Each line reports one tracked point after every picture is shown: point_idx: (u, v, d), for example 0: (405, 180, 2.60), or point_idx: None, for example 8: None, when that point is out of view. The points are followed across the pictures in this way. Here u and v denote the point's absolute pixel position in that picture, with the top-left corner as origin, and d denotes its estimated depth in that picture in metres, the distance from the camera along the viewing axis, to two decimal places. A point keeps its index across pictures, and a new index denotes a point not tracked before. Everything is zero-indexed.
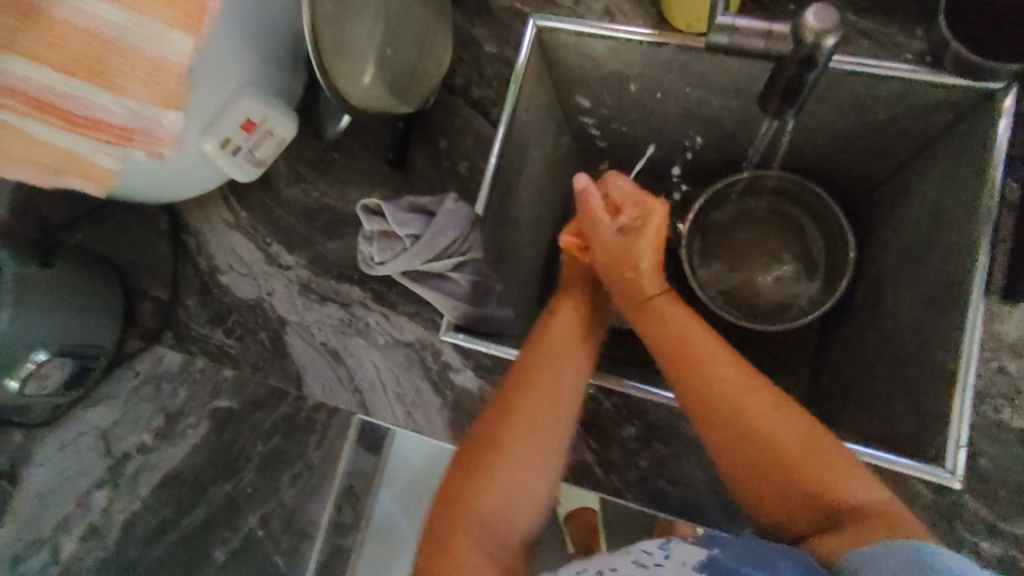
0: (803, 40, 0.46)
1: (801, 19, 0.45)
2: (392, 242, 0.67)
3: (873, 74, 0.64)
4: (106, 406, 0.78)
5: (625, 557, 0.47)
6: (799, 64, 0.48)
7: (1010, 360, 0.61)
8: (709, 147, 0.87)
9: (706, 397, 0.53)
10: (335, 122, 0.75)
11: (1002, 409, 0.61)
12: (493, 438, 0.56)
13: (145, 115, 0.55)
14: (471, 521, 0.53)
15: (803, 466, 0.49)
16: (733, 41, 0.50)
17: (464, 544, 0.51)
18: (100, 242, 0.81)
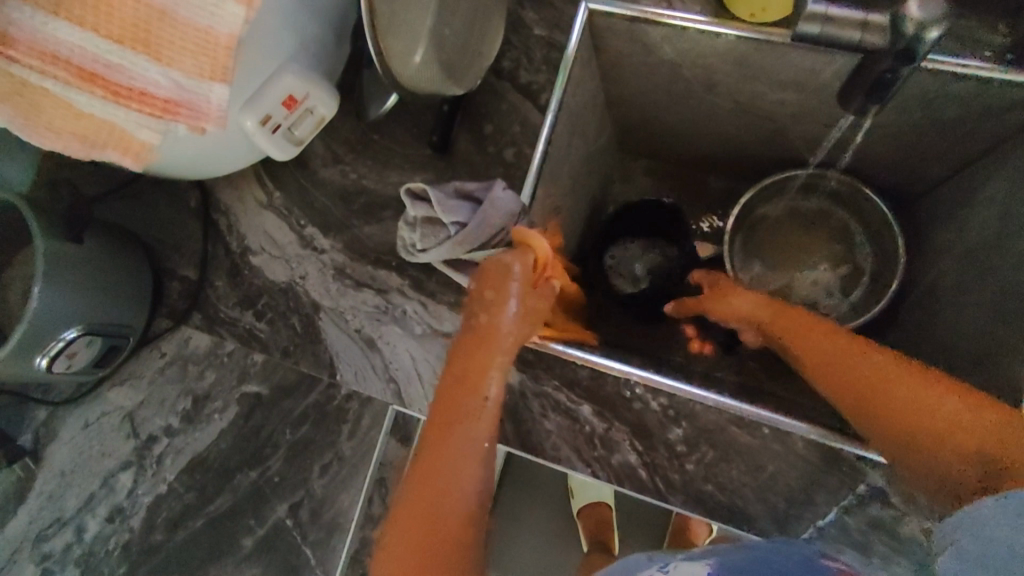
0: (902, 31, 0.43)
1: (903, 8, 0.42)
2: (436, 229, 0.65)
3: (950, 71, 0.62)
4: (131, 386, 0.76)
5: None
6: (895, 57, 0.46)
7: None
8: (758, 141, 0.84)
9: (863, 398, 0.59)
10: (379, 103, 0.72)
11: None
12: (447, 421, 0.59)
13: (192, 89, 0.52)
14: (429, 493, 0.57)
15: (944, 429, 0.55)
16: (826, 31, 0.46)
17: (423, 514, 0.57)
18: (129, 218, 0.79)
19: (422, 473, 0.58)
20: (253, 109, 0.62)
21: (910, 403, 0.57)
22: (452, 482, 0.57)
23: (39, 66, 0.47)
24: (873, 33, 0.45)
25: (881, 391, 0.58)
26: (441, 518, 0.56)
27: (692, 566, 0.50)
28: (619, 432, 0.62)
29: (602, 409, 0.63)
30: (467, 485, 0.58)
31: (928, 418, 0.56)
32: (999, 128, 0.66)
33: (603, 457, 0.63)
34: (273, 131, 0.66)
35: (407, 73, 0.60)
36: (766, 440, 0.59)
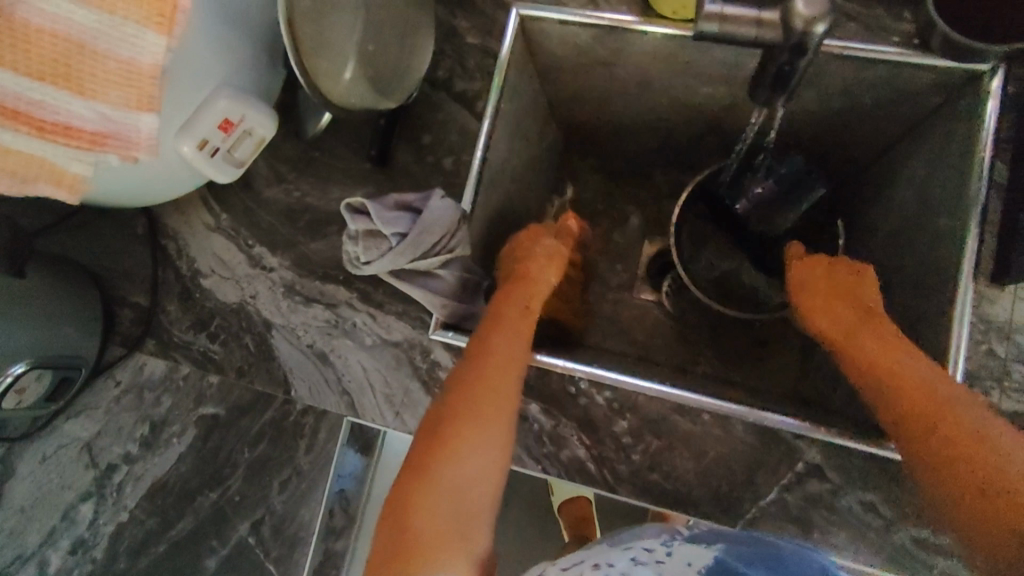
0: (791, 28, 0.45)
1: (790, 5, 0.44)
2: (377, 241, 0.66)
3: (863, 57, 0.64)
4: (88, 416, 0.76)
5: (628, 553, 0.51)
6: (790, 52, 0.47)
7: (999, 342, 0.60)
8: (696, 134, 0.86)
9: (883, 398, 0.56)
10: (315, 120, 0.72)
11: (991, 391, 0.59)
12: (469, 401, 0.55)
13: (119, 119, 0.53)
14: (435, 488, 0.52)
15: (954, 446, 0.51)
16: (723, 29, 0.48)
17: (426, 514, 0.51)
18: (76, 248, 0.79)
19: (429, 456, 0.53)
20: (189, 134, 0.63)
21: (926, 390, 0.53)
22: (459, 460, 0.53)
23: None
24: (768, 29, 0.48)
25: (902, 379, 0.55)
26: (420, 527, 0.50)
27: (696, 548, 0.51)
28: (566, 428, 0.64)
29: (550, 406, 0.64)
30: (464, 474, 0.53)
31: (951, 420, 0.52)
32: (916, 110, 0.69)
33: (553, 453, 0.64)
34: (211, 154, 0.66)
35: (343, 89, 0.61)
36: (706, 426, 0.61)
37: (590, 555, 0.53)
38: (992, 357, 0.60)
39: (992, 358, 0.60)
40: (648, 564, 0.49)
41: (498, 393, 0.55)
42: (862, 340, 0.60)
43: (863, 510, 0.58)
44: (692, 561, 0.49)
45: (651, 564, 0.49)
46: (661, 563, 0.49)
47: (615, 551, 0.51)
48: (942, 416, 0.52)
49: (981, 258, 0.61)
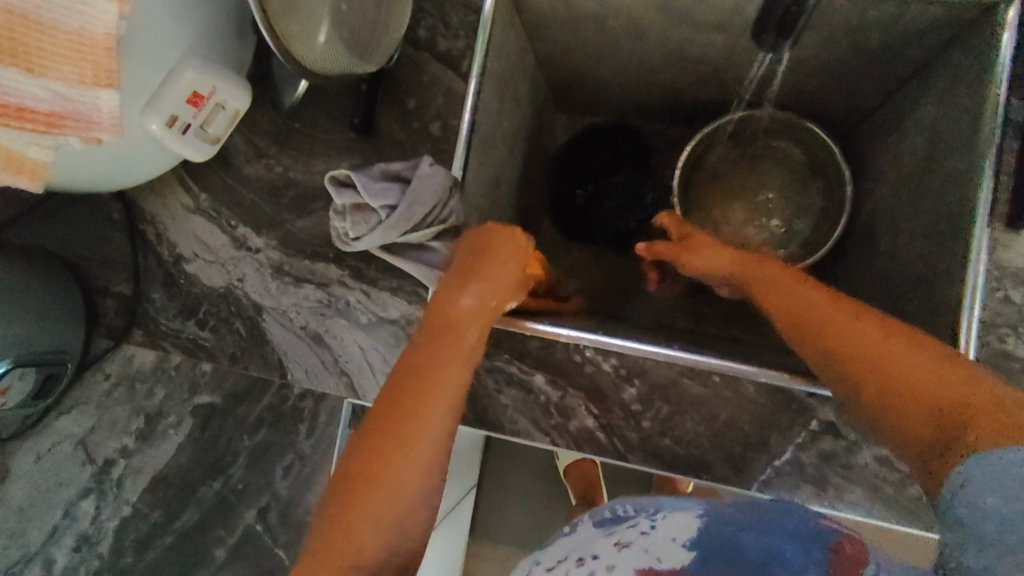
0: None
1: None
2: (366, 215, 0.62)
3: None
4: (80, 412, 0.74)
5: (609, 539, 0.47)
6: None
7: (1014, 288, 0.58)
8: (693, 85, 0.82)
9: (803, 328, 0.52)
10: (291, 90, 0.68)
11: (1007, 338, 0.58)
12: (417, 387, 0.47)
13: (77, 98, 0.49)
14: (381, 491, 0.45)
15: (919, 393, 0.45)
16: None
17: (364, 524, 0.44)
18: (49, 239, 0.75)
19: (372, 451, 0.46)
20: (156, 111, 0.59)
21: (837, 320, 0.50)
22: (412, 459, 0.46)
23: None
24: None
25: (796, 321, 0.53)
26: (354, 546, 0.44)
27: (683, 518, 0.47)
28: (573, 398, 0.62)
29: (556, 377, 0.62)
30: (413, 474, 0.46)
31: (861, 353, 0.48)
32: (924, 49, 0.65)
33: (561, 424, 0.62)
34: (183, 131, 0.62)
35: (317, 64, 0.58)
36: (717, 388, 0.60)
37: (583, 537, 0.49)
38: (1008, 304, 0.58)
39: (1007, 304, 0.58)
40: (634, 545, 0.45)
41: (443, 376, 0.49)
42: (803, 298, 0.54)
43: (880, 466, 0.57)
44: (676, 536, 0.45)
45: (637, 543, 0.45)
46: (645, 541, 0.45)
47: (601, 537, 0.47)
48: (885, 349, 0.47)
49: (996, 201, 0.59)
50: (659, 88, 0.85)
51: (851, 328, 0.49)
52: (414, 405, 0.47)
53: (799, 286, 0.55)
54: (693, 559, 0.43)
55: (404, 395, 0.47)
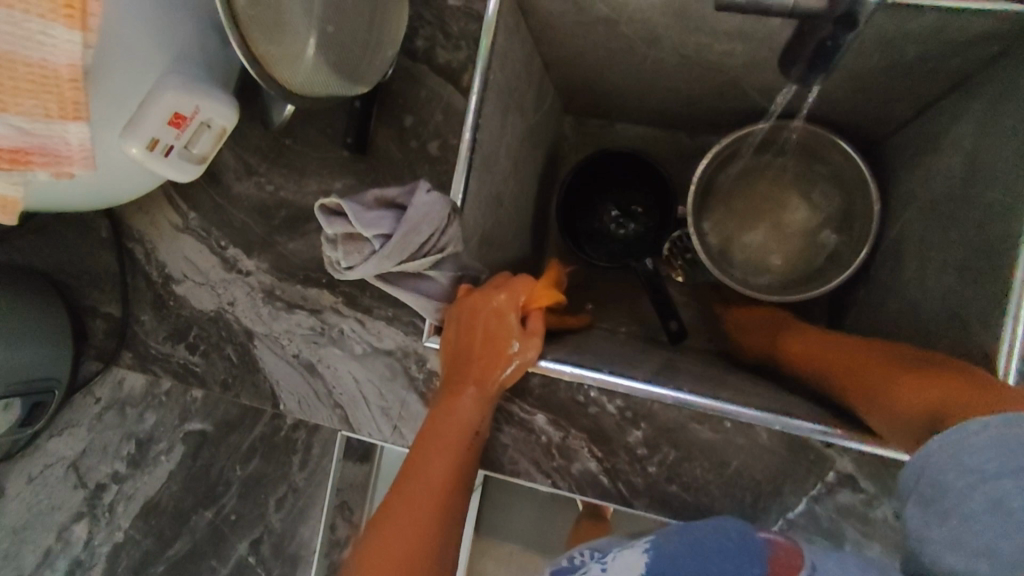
0: None
1: None
2: (358, 244, 0.58)
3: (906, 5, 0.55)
4: (71, 435, 0.72)
5: None
6: (835, 23, 0.40)
7: None
8: (710, 93, 0.77)
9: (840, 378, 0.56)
10: (279, 109, 0.63)
11: None
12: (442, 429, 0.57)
13: (43, 133, 0.45)
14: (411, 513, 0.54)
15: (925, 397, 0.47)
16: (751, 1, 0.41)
17: (393, 536, 0.53)
18: (35, 257, 0.73)
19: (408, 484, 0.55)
20: (135, 136, 0.55)
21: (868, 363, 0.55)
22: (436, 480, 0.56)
23: None
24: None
25: (842, 371, 0.56)
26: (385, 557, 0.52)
27: (629, 555, 0.47)
28: (576, 440, 0.59)
29: (558, 417, 0.59)
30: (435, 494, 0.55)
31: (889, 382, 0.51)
32: (967, 64, 0.59)
33: (562, 467, 0.59)
34: (166, 154, 0.59)
35: (300, 87, 0.53)
36: (729, 435, 0.56)
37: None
38: None
39: None
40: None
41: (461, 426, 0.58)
42: (827, 349, 0.60)
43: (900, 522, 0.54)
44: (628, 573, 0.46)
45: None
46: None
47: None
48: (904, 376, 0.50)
49: None
50: (673, 94, 0.79)
51: (889, 372, 0.51)
52: (441, 448, 0.57)
53: (834, 344, 0.61)
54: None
55: (433, 440, 0.57)
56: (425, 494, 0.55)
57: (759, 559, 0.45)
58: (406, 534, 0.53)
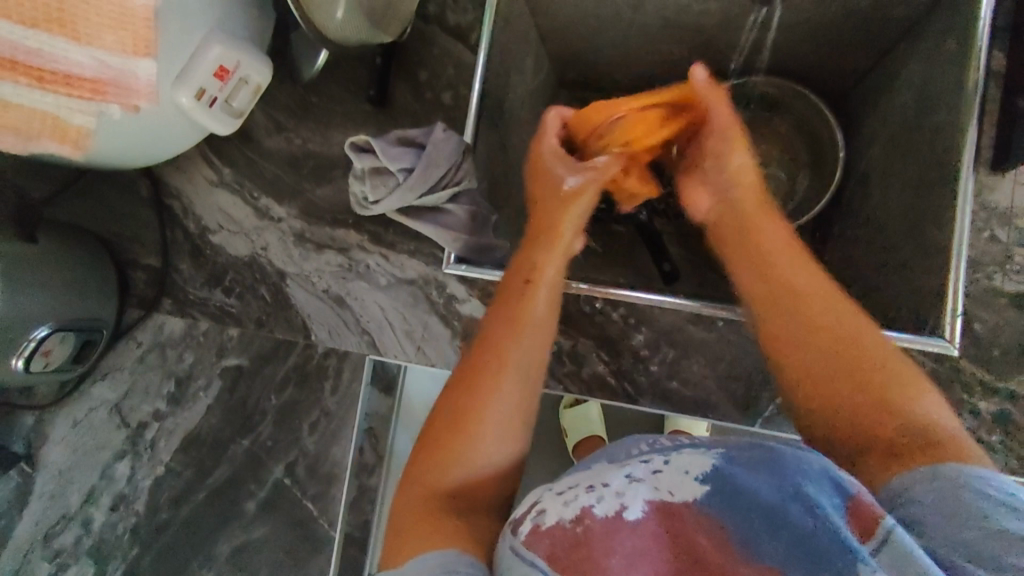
0: None
1: None
2: (384, 179, 0.66)
3: None
4: (113, 378, 0.78)
5: (617, 472, 0.47)
6: None
7: (1001, 229, 0.62)
8: (690, 55, 0.86)
9: (797, 299, 0.57)
10: (312, 63, 0.72)
11: (994, 276, 0.61)
12: (483, 362, 0.57)
13: (117, 66, 0.52)
14: (458, 431, 0.55)
15: (865, 390, 0.52)
16: None
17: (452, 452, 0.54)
18: (80, 216, 0.79)
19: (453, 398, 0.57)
20: (186, 84, 0.62)
21: (810, 292, 0.58)
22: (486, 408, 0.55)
23: None
24: None
25: (786, 292, 0.58)
26: (441, 466, 0.54)
27: (697, 455, 0.47)
28: (585, 346, 0.66)
29: (567, 327, 0.66)
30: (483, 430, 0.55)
31: (852, 357, 0.54)
32: (913, 8, 0.69)
33: (574, 372, 0.66)
34: (209, 105, 0.66)
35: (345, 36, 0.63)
36: (721, 332, 0.63)
37: (585, 467, 0.50)
38: (995, 243, 0.61)
39: (994, 244, 0.61)
40: (645, 480, 0.46)
41: (511, 349, 0.58)
42: (784, 262, 0.61)
43: None
44: (689, 469, 0.46)
45: (646, 481, 0.45)
46: (658, 476, 0.46)
47: (612, 469, 0.47)
48: (869, 355, 0.54)
49: (981, 147, 0.62)
50: (656, 59, 0.88)
51: (837, 331, 0.55)
52: (488, 370, 0.57)
53: (798, 261, 0.61)
54: (705, 490, 0.45)
55: (481, 356, 0.58)
56: (501, 374, 0.57)
57: (838, 487, 0.44)
58: (456, 452, 0.54)
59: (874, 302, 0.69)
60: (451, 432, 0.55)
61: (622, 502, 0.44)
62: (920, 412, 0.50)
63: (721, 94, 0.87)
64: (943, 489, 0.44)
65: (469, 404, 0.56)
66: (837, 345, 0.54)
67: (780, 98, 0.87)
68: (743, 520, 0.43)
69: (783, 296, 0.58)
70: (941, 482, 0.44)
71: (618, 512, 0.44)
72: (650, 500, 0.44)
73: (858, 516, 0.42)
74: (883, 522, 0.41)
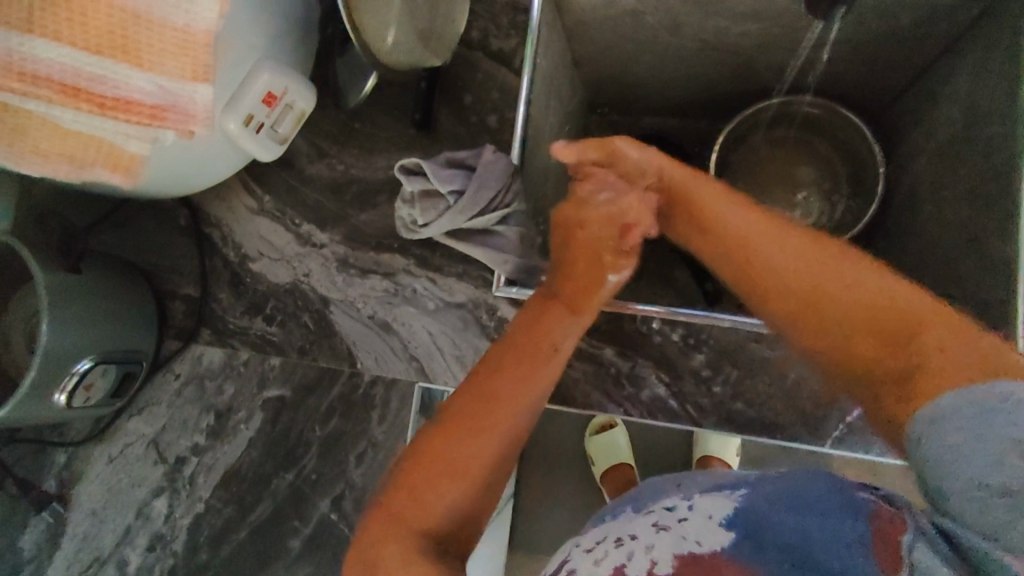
0: None
1: None
2: (434, 201, 0.65)
3: None
4: (150, 413, 0.76)
5: (645, 525, 0.43)
6: None
7: None
8: (727, 77, 0.87)
9: (776, 279, 0.51)
10: (357, 90, 0.70)
11: None
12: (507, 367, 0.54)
13: (178, 92, 0.52)
14: (463, 430, 0.51)
15: (867, 338, 0.47)
16: None
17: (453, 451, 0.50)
18: (118, 246, 0.78)
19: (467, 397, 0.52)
20: (235, 110, 0.61)
21: (800, 274, 0.50)
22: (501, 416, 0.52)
23: (19, 88, 0.46)
24: None
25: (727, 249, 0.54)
26: (439, 458, 0.50)
27: (719, 499, 0.43)
28: (644, 367, 0.64)
29: (625, 349, 0.64)
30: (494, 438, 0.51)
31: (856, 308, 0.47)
32: (955, 25, 0.69)
33: (633, 394, 0.64)
34: (257, 131, 0.65)
35: (403, 65, 0.63)
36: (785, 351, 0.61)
37: (613, 527, 0.46)
38: None
39: None
40: (670, 529, 0.42)
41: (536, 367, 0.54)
42: (732, 222, 0.54)
43: None
44: (711, 513, 0.41)
45: (670, 530, 0.41)
46: (683, 524, 0.42)
47: (635, 521, 0.45)
48: (856, 300, 0.47)
49: None
50: (693, 82, 0.89)
51: (846, 273, 0.49)
52: (510, 376, 0.53)
53: (725, 198, 0.55)
54: (731, 536, 0.39)
55: (507, 358, 0.55)
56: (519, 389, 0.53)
57: (860, 514, 0.37)
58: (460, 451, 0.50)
59: None
60: (454, 433, 0.51)
61: (651, 558, 0.40)
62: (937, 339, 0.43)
63: (763, 112, 0.86)
64: (960, 436, 0.37)
65: (463, 405, 0.52)
66: (784, 284, 0.51)
67: (827, 118, 0.85)
68: (767, 561, 0.37)
69: (736, 260, 0.53)
70: (970, 409, 0.38)
71: (647, 570, 0.39)
72: (679, 553, 0.39)
73: (879, 535, 0.36)
74: (905, 543, 0.35)
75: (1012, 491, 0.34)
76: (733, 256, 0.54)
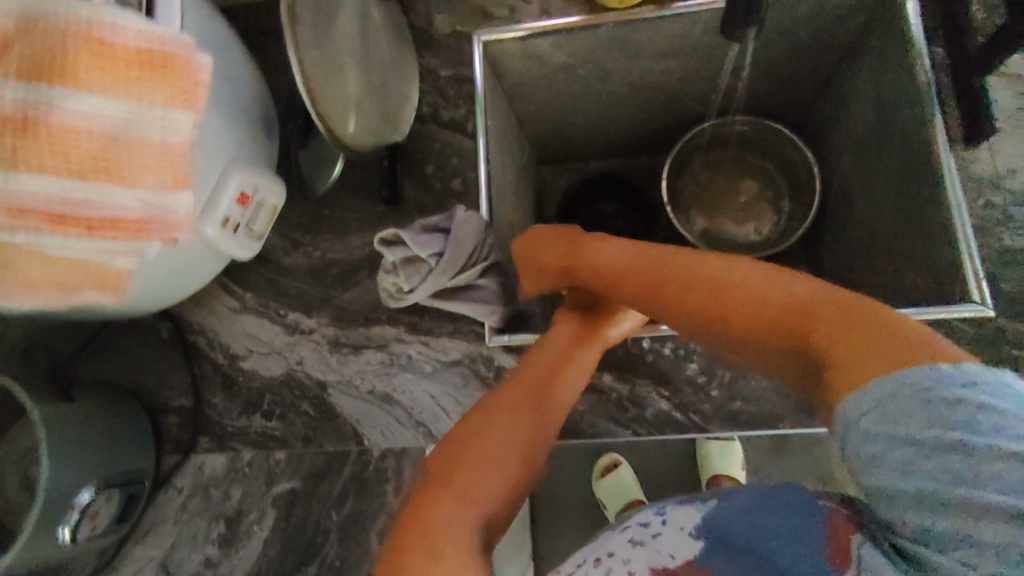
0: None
1: None
2: (417, 267, 0.68)
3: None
4: (157, 534, 0.73)
5: (620, 539, 0.41)
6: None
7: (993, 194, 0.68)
8: (659, 112, 0.94)
9: (686, 291, 0.46)
10: (324, 176, 0.74)
11: (1001, 236, 0.67)
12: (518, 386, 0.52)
13: (161, 203, 0.54)
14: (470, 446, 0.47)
15: (803, 340, 0.39)
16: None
17: (466, 471, 0.45)
18: (104, 371, 0.78)
19: (476, 417, 0.49)
20: (211, 215, 0.64)
21: (704, 290, 0.45)
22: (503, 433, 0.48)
23: (9, 223, 0.48)
24: None
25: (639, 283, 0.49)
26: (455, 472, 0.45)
27: (687, 509, 0.40)
28: (644, 386, 0.66)
29: (623, 372, 0.67)
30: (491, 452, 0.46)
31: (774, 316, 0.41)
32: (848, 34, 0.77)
33: (639, 415, 0.67)
34: (234, 231, 0.68)
35: (367, 145, 0.69)
36: None
37: (593, 547, 0.43)
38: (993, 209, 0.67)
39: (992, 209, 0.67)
40: (643, 548, 0.39)
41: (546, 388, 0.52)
42: (642, 255, 0.49)
43: None
44: (682, 525, 0.39)
45: (642, 547, 0.39)
46: (653, 543, 0.39)
47: (613, 536, 0.42)
48: (772, 300, 0.41)
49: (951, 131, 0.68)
50: (629, 121, 0.95)
51: (754, 281, 0.43)
52: (524, 391, 0.51)
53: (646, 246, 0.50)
54: (703, 545, 0.37)
55: (520, 381, 0.53)
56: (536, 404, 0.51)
57: (812, 516, 0.35)
58: (474, 461, 0.46)
59: (896, 289, 0.73)
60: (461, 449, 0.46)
61: (628, 571, 0.38)
62: (878, 327, 0.35)
63: (699, 137, 0.93)
64: (889, 432, 0.31)
65: (471, 422, 0.49)
66: (698, 300, 0.45)
67: (757, 138, 0.92)
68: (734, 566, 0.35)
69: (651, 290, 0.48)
70: (897, 393, 0.31)
71: None
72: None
73: (832, 530, 0.34)
74: (857, 540, 0.33)
75: (962, 495, 0.28)
76: (653, 288, 0.48)
